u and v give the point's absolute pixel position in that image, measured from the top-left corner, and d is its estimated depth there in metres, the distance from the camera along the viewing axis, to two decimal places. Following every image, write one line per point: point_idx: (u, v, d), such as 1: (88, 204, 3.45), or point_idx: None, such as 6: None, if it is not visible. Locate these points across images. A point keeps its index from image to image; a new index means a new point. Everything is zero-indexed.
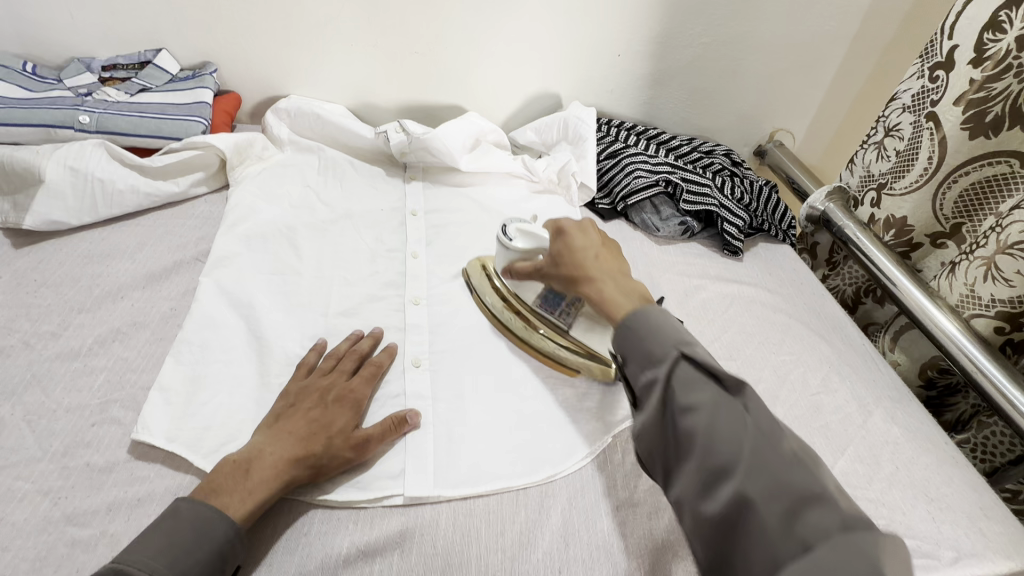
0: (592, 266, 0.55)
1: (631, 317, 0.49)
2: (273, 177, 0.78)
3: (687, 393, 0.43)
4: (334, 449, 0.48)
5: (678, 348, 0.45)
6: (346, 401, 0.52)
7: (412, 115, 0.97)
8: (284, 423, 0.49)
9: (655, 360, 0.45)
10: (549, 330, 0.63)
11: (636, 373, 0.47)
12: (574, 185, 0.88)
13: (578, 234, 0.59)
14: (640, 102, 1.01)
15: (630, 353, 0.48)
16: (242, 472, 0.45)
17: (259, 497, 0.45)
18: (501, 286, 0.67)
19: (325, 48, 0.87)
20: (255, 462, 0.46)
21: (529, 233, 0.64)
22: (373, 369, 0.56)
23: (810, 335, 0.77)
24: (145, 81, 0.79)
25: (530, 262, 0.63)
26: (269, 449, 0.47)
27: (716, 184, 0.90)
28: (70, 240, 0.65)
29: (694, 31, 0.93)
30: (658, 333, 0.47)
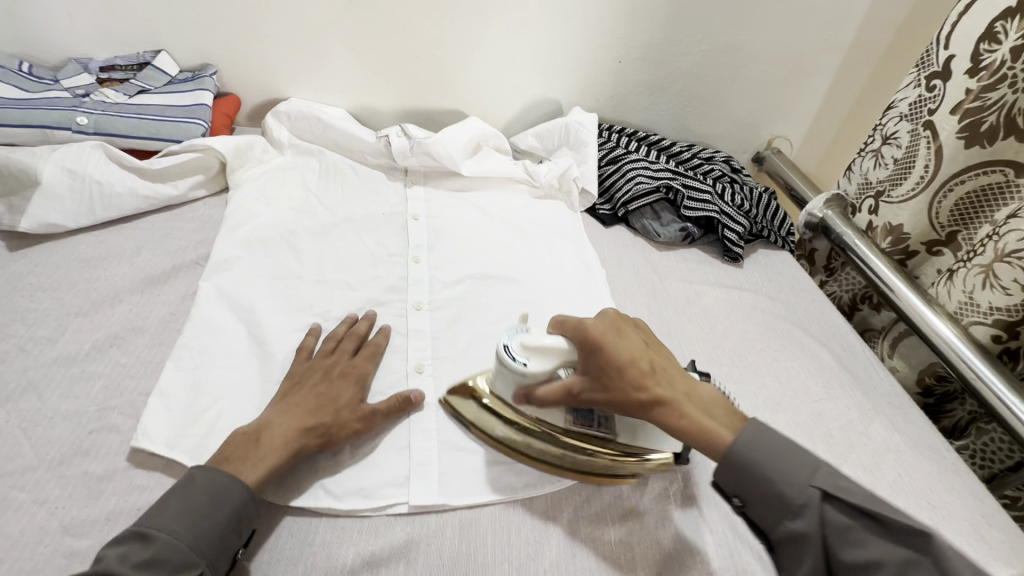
0: (656, 389, 0.48)
1: (745, 446, 0.46)
2: (273, 181, 0.77)
3: (857, 547, 0.41)
4: (343, 420, 0.50)
5: (815, 486, 0.43)
6: (350, 377, 0.53)
7: (412, 119, 0.97)
8: (291, 398, 0.50)
9: (795, 510, 0.43)
10: (590, 445, 0.53)
11: (770, 522, 0.45)
12: (575, 191, 0.89)
13: (616, 342, 0.50)
14: (640, 108, 1.02)
15: (747, 486, 0.45)
16: (253, 441, 0.46)
17: (271, 463, 0.45)
18: (505, 409, 0.55)
19: (327, 51, 0.86)
20: (265, 433, 0.47)
21: (539, 346, 0.51)
22: (372, 349, 0.58)
23: (810, 342, 0.78)
24: (144, 82, 0.78)
25: (561, 384, 0.51)
26: (278, 421, 0.48)
27: (716, 188, 0.90)
28: (66, 243, 0.63)
29: (694, 38, 0.94)
30: (783, 472, 0.44)
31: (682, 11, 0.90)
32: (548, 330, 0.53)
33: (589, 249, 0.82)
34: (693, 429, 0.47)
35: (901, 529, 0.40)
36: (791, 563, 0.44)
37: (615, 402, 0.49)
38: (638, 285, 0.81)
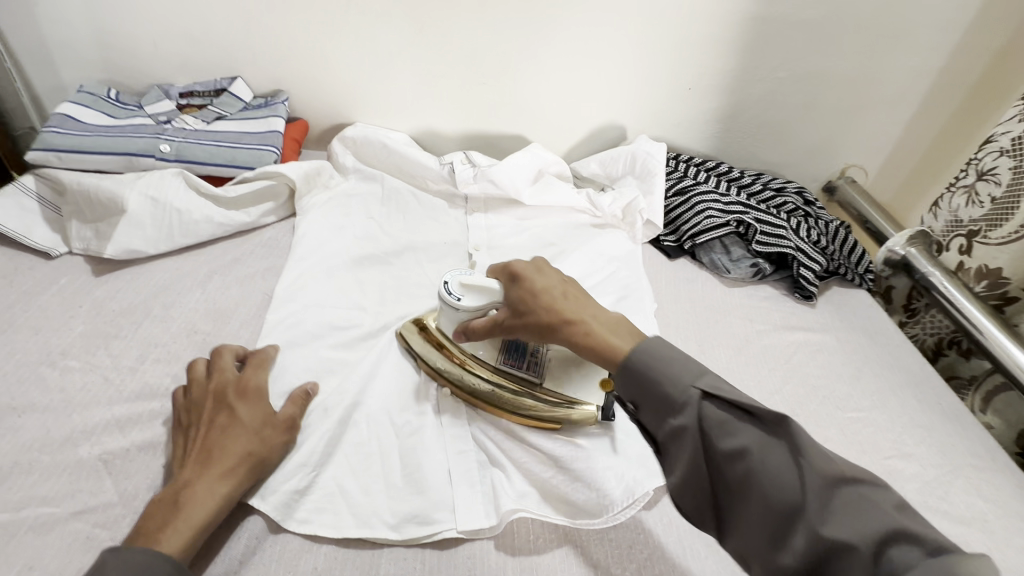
0: (566, 308, 0.50)
1: (643, 351, 0.45)
2: (338, 208, 0.78)
3: (727, 437, 0.39)
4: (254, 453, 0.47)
5: (694, 385, 0.41)
6: (248, 395, 0.50)
7: (473, 144, 0.97)
8: (194, 448, 0.46)
9: (675, 408, 0.41)
10: (512, 381, 0.58)
11: (653, 419, 0.43)
12: (640, 222, 0.85)
13: (534, 275, 0.53)
14: (708, 135, 0.98)
15: (641, 396, 0.43)
16: (174, 504, 0.42)
17: (202, 525, 0.42)
18: (444, 345, 0.60)
19: (395, 79, 0.87)
20: (185, 493, 0.43)
21: (475, 284, 0.56)
22: (260, 361, 0.54)
23: (894, 394, 0.72)
24: (220, 109, 0.79)
25: (489, 318, 0.55)
26: (194, 476, 0.44)
27: (791, 224, 0.85)
28: (144, 268, 0.65)
29: (769, 65, 0.89)
30: (665, 371, 0.42)
31: (761, 38, 0.86)
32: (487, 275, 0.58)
33: (643, 281, 0.79)
34: (600, 346, 0.47)
35: (766, 416, 0.39)
36: (671, 463, 0.42)
37: (529, 325, 0.51)
38: (705, 325, 0.77)
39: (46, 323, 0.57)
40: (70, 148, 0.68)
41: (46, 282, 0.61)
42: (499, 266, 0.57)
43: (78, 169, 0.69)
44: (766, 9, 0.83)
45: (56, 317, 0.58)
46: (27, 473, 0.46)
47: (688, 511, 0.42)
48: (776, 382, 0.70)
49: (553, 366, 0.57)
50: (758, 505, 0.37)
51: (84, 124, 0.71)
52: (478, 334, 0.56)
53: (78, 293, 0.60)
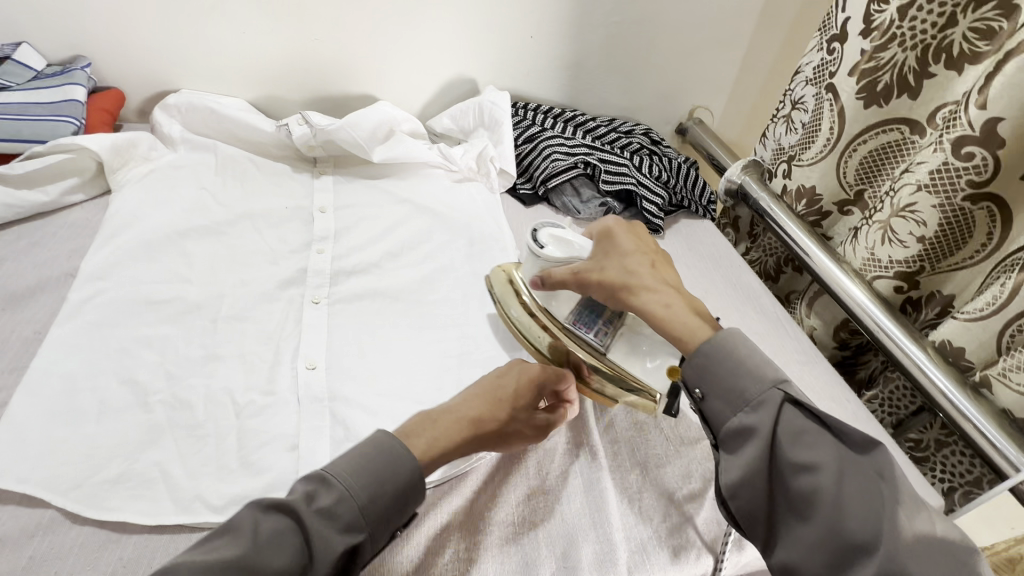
0: (642, 278, 0.53)
1: (708, 342, 0.48)
2: (162, 181, 0.72)
3: (802, 444, 0.42)
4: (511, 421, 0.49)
5: (779, 387, 0.45)
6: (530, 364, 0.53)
7: (321, 106, 0.92)
8: (471, 387, 0.49)
9: (752, 403, 0.45)
10: (585, 353, 0.56)
11: (719, 410, 0.46)
12: (493, 171, 0.86)
13: (630, 238, 0.56)
14: (559, 84, 1.00)
15: (717, 388, 0.47)
16: (433, 420, 0.45)
17: (441, 446, 0.44)
18: (526, 301, 0.61)
19: (219, 39, 0.81)
20: (442, 417, 0.46)
21: (563, 240, 0.59)
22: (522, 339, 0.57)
23: (725, 308, 0.79)
24: (4, 79, 0.70)
25: (569, 266, 0.57)
26: (458, 408, 0.47)
27: (635, 162, 0.90)
28: None
29: (605, 11, 0.92)
30: (750, 369, 0.45)
31: None
32: (583, 236, 0.60)
33: (505, 232, 0.80)
34: (669, 314, 0.50)
35: (858, 437, 0.42)
36: (732, 455, 0.45)
37: (607, 287, 0.54)
38: None
39: None
40: None
41: None
42: (597, 227, 0.59)
43: None
44: None
45: None
46: None
47: (739, 519, 0.43)
48: None
49: (619, 347, 0.56)
50: (824, 525, 0.39)
51: None
52: (555, 283, 0.57)
53: None
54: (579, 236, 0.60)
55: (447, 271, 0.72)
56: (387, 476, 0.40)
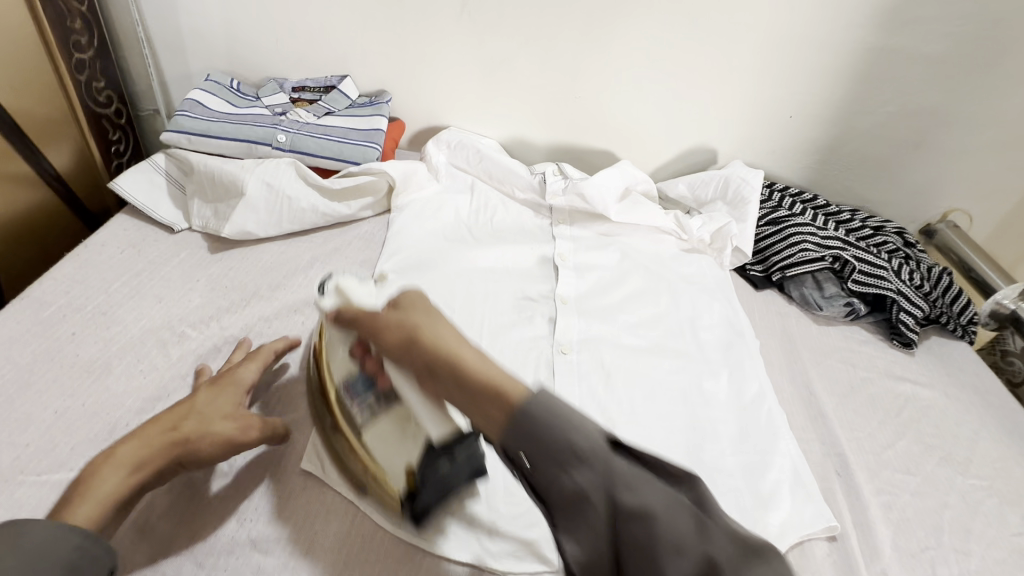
0: (448, 345, 0.45)
1: (525, 409, 0.40)
2: (431, 207, 0.80)
3: (631, 489, 0.38)
4: (207, 431, 0.47)
5: (603, 433, 0.40)
6: (225, 384, 0.51)
7: (561, 156, 0.96)
8: (150, 423, 0.47)
9: (581, 458, 0.39)
10: (348, 429, 0.50)
11: (551, 478, 0.39)
12: (729, 248, 0.83)
13: (424, 314, 0.48)
14: (802, 165, 0.95)
15: (529, 443, 0.40)
16: (88, 479, 0.43)
17: (106, 500, 0.42)
18: (326, 375, 0.53)
19: (496, 88, 0.88)
20: (104, 467, 0.43)
21: (350, 292, 0.52)
22: (265, 355, 0.55)
23: (1002, 457, 0.66)
24: (330, 105, 0.83)
25: (360, 308, 0.50)
26: (124, 449, 0.45)
27: (893, 266, 0.81)
28: (255, 250, 0.68)
29: (877, 101, 0.86)
30: (565, 417, 0.40)
31: (873, 69, 0.83)
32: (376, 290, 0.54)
33: (742, 316, 0.77)
34: (471, 378, 0.43)
35: (671, 470, 0.40)
36: (579, 528, 0.39)
37: (388, 339, 0.48)
38: (792, 355, 0.73)
39: (168, 294, 0.60)
40: (198, 132, 0.72)
41: (168, 254, 0.64)
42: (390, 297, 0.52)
43: (203, 151, 0.73)
44: (882, 40, 0.80)
45: (176, 289, 0.61)
46: None
47: None
48: (869, 427, 0.65)
49: (378, 429, 0.50)
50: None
51: (210, 110, 0.75)
52: (348, 324, 0.51)
53: (195, 268, 0.63)
54: (370, 290, 0.54)
55: (686, 348, 0.69)
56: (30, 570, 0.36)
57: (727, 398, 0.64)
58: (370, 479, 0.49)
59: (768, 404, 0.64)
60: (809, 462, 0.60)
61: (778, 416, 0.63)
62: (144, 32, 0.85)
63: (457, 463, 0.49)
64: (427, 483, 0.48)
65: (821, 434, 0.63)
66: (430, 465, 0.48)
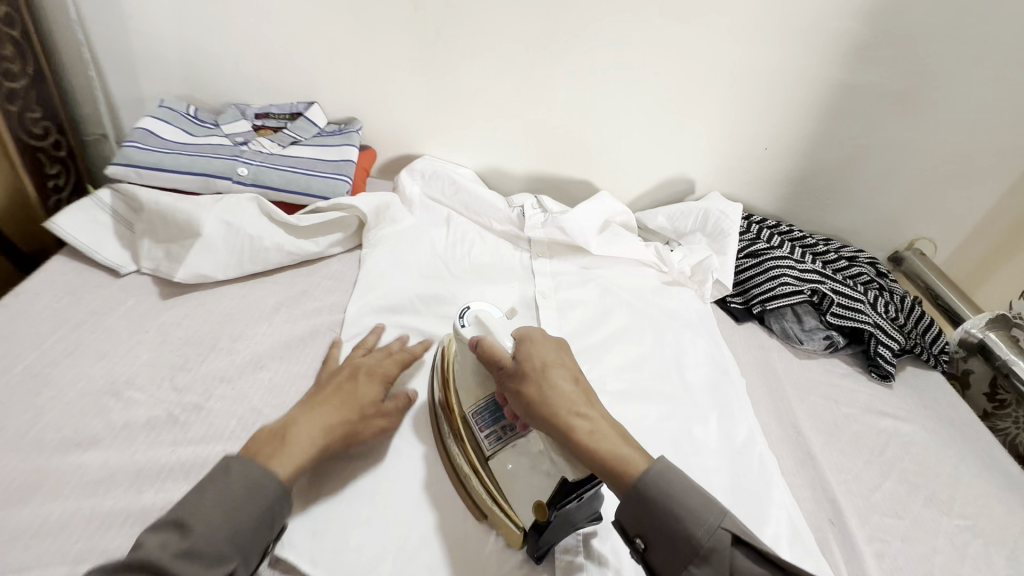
0: (573, 406, 0.47)
1: (652, 483, 0.43)
2: (405, 242, 0.76)
3: (756, 564, 0.40)
4: (371, 415, 0.53)
5: (725, 527, 0.41)
6: (376, 377, 0.56)
7: (539, 185, 0.94)
8: (319, 399, 0.52)
9: (703, 554, 0.41)
10: (469, 454, 0.53)
11: (667, 564, 0.42)
12: (710, 281, 0.82)
13: (555, 364, 0.50)
14: (777, 195, 0.95)
15: (652, 537, 0.43)
16: (280, 439, 0.47)
17: (299, 459, 0.46)
18: (453, 397, 0.56)
19: (472, 116, 0.85)
20: (291, 432, 0.48)
21: (483, 319, 0.55)
22: (406, 356, 0.60)
23: (984, 494, 0.66)
24: (295, 133, 0.78)
25: (498, 347, 0.52)
26: (303, 421, 0.49)
27: (869, 298, 0.81)
28: (213, 294, 0.63)
29: (849, 135, 0.87)
30: (699, 501, 0.42)
31: (845, 104, 0.83)
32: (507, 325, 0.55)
33: (726, 353, 0.76)
34: (598, 447, 0.44)
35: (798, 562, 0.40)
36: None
37: (518, 388, 0.49)
38: (779, 392, 0.72)
39: (112, 348, 0.54)
40: (148, 165, 0.66)
41: (113, 301, 0.58)
42: (518, 329, 0.54)
43: (154, 185, 0.67)
44: (855, 77, 0.80)
45: (122, 341, 0.55)
46: (87, 517, 0.42)
47: None
48: (856, 468, 0.65)
49: (509, 461, 0.51)
50: None
51: (163, 141, 0.69)
52: (486, 357, 0.52)
53: (144, 317, 0.58)
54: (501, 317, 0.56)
55: (672, 390, 0.68)
56: (242, 508, 0.42)
57: (717, 445, 0.62)
58: (494, 505, 0.50)
59: (759, 448, 0.63)
60: (801, 511, 0.59)
61: (769, 461, 0.62)
62: (89, 52, 0.78)
63: (584, 502, 0.47)
64: (554, 526, 0.46)
65: (810, 479, 0.62)
66: (566, 509, 0.46)
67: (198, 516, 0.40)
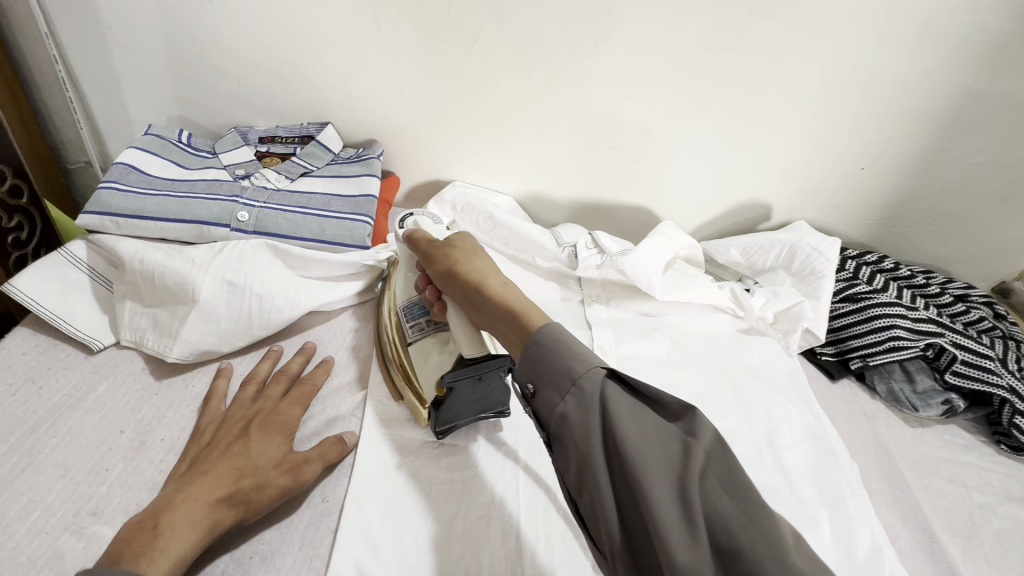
0: (485, 279, 0.49)
1: (541, 337, 0.42)
2: None
3: (628, 433, 0.36)
4: (268, 477, 0.41)
5: (603, 365, 0.40)
6: (273, 426, 0.45)
7: (586, 214, 0.81)
8: (197, 466, 0.41)
9: (577, 384, 0.39)
10: (393, 336, 0.54)
11: (551, 404, 0.40)
12: (799, 332, 0.69)
13: (467, 262, 0.51)
14: (867, 220, 0.81)
15: (545, 374, 0.41)
16: (151, 530, 0.36)
17: (180, 554, 0.36)
18: (388, 317, 0.56)
19: (510, 137, 0.73)
20: (166, 518, 0.37)
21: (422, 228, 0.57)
22: (307, 390, 0.50)
23: None
24: (307, 162, 0.66)
25: (425, 237, 0.56)
26: (180, 499, 0.38)
27: (998, 354, 0.67)
28: (208, 371, 0.51)
29: (964, 152, 0.72)
30: (574, 350, 0.41)
31: (963, 117, 0.69)
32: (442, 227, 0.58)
33: (828, 426, 0.62)
34: (500, 304, 0.47)
35: (669, 403, 0.38)
36: (566, 452, 0.39)
37: (440, 264, 0.52)
38: (894, 478, 0.59)
39: (77, 462, 0.42)
40: (129, 212, 0.55)
41: (82, 389, 0.47)
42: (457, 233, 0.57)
43: (137, 236, 0.56)
44: (980, 83, 0.66)
45: (91, 448, 0.43)
46: None
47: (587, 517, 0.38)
48: None
49: (427, 350, 0.52)
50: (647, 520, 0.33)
51: (148, 179, 0.58)
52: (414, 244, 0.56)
53: (121, 410, 0.46)
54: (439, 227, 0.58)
55: (771, 482, 0.55)
56: None
57: (838, 562, 0.49)
58: (406, 388, 0.51)
59: (890, 565, 0.49)
60: None
61: None
62: (65, 71, 0.67)
63: (487, 385, 0.49)
64: (457, 399, 0.48)
65: None
66: (465, 383, 0.48)
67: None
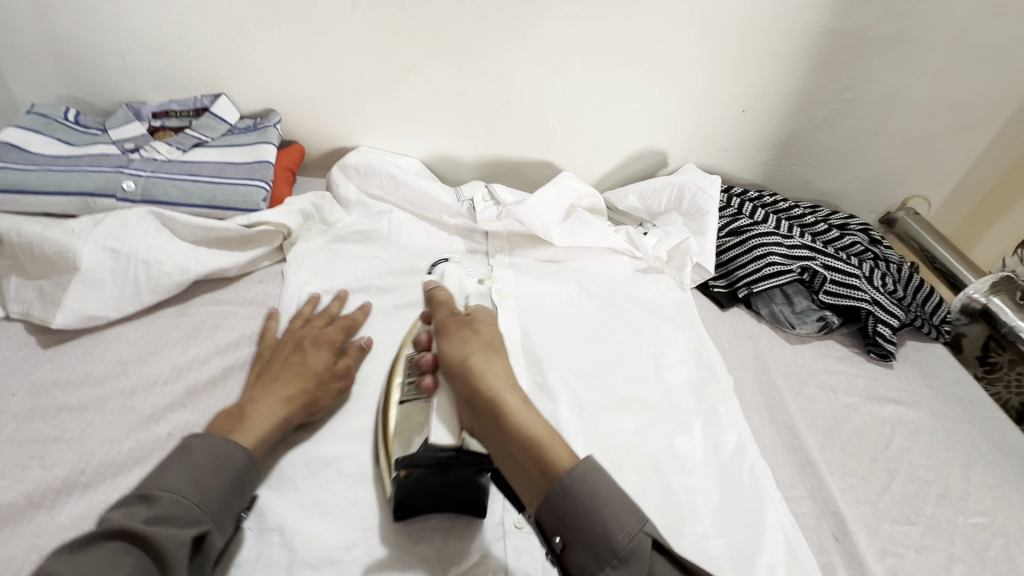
0: (488, 369, 0.47)
1: (575, 484, 0.39)
2: (336, 254, 0.66)
3: None
4: (315, 379, 0.49)
5: (646, 531, 0.38)
6: (323, 343, 0.53)
7: (495, 171, 0.84)
8: (269, 375, 0.49)
9: (621, 557, 0.37)
10: (390, 394, 0.50)
11: (586, 566, 0.38)
12: (688, 266, 0.74)
13: (491, 371, 0.47)
14: (758, 161, 0.86)
15: (573, 529, 0.38)
16: (238, 417, 0.45)
17: (260, 432, 0.44)
18: (393, 376, 0.52)
19: (407, 99, 0.74)
20: (248, 410, 0.45)
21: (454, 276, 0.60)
22: (348, 323, 0.57)
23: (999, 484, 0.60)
24: (200, 133, 0.67)
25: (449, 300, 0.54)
26: (259, 398, 0.46)
27: (865, 273, 0.73)
28: (99, 336, 0.52)
29: (838, 87, 0.77)
30: (617, 512, 0.38)
31: (830, 55, 0.74)
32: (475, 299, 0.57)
33: (710, 347, 0.67)
34: (516, 429, 0.42)
35: None
36: None
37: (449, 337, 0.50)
38: (767, 387, 0.65)
39: None
40: (10, 188, 0.56)
41: None
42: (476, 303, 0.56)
43: (23, 212, 0.57)
44: (841, 22, 0.70)
45: None
46: None
47: None
48: (862, 471, 0.58)
49: (411, 410, 0.49)
50: None
51: (32, 156, 0.59)
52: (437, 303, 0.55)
53: (11, 374, 0.48)
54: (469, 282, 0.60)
55: (654, 399, 0.59)
56: (212, 474, 0.40)
57: (704, 458, 0.55)
58: (381, 441, 0.48)
59: (750, 457, 0.55)
60: (802, 528, 0.52)
61: (762, 472, 0.54)
62: None
63: (454, 478, 0.43)
64: (419, 474, 0.43)
65: (810, 487, 0.55)
66: (426, 463, 0.43)
67: (167, 486, 0.38)
